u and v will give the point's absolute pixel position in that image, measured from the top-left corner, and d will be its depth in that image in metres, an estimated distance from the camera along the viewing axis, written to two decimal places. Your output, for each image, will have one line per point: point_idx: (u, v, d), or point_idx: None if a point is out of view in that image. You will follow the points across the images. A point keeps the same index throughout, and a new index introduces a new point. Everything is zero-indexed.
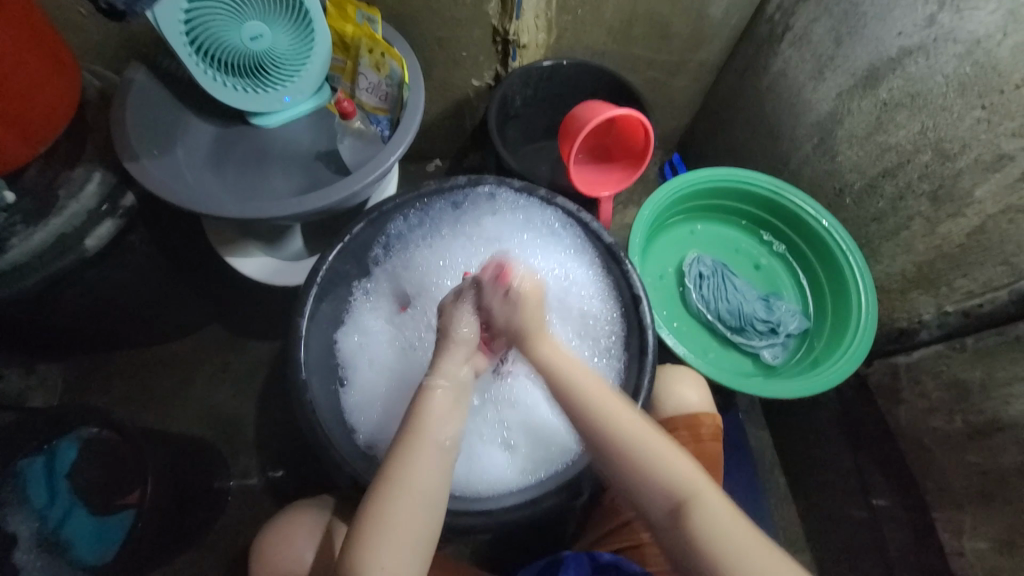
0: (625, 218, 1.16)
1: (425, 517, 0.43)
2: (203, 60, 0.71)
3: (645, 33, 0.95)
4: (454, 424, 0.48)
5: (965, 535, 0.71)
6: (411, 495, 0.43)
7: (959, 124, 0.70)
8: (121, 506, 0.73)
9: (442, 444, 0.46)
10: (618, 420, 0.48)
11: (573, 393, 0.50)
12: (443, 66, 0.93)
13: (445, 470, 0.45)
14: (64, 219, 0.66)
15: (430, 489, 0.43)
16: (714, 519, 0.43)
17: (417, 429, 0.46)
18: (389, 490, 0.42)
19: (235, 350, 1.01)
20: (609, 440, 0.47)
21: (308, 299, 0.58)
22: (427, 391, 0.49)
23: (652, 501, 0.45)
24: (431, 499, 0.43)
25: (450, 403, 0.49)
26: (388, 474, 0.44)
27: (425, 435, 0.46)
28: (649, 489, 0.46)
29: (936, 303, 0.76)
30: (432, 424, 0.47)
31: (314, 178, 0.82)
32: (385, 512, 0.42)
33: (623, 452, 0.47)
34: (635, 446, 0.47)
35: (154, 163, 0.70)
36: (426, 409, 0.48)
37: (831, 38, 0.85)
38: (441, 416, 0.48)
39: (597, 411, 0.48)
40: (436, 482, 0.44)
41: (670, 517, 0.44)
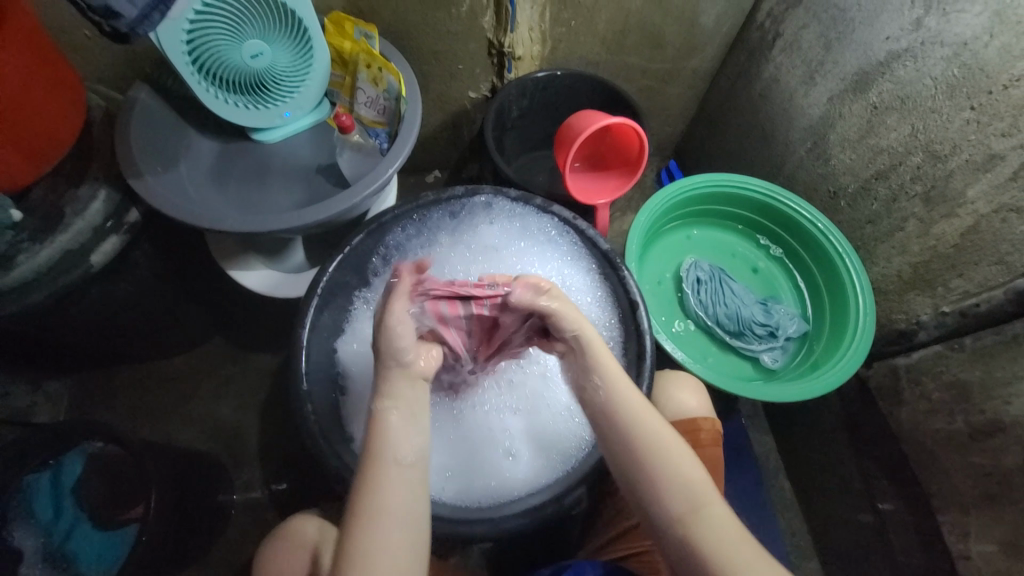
0: (622, 225, 1.16)
1: (399, 545, 0.42)
2: (206, 79, 0.72)
3: (638, 42, 0.96)
4: (417, 443, 0.46)
5: (972, 538, 0.70)
6: (386, 530, 0.42)
7: (949, 126, 0.70)
8: (121, 521, 0.75)
9: (400, 464, 0.44)
10: (638, 426, 0.49)
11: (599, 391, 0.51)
12: (440, 79, 0.95)
13: (415, 494, 0.44)
14: (70, 236, 0.67)
15: (406, 520, 0.43)
16: (720, 531, 0.45)
17: (382, 458, 0.45)
18: (363, 519, 0.42)
19: (238, 362, 1.02)
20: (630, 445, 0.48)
21: (309, 310, 0.60)
22: (381, 414, 0.46)
23: (661, 510, 0.46)
24: (409, 531, 0.43)
25: (408, 419, 0.47)
26: (359, 511, 0.43)
27: (390, 464, 0.44)
28: (659, 499, 0.47)
29: (933, 303, 0.76)
30: (388, 444, 0.45)
31: (314, 191, 0.83)
32: (364, 554, 0.41)
33: (640, 459, 0.48)
34: (652, 453, 0.48)
35: (158, 179, 0.72)
36: (381, 430, 0.46)
37: (820, 44, 0.86)
38: (400, 438, 0.45)
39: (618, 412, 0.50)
40: (409, 512, 0.43)
41: (676, 528, 0.46)
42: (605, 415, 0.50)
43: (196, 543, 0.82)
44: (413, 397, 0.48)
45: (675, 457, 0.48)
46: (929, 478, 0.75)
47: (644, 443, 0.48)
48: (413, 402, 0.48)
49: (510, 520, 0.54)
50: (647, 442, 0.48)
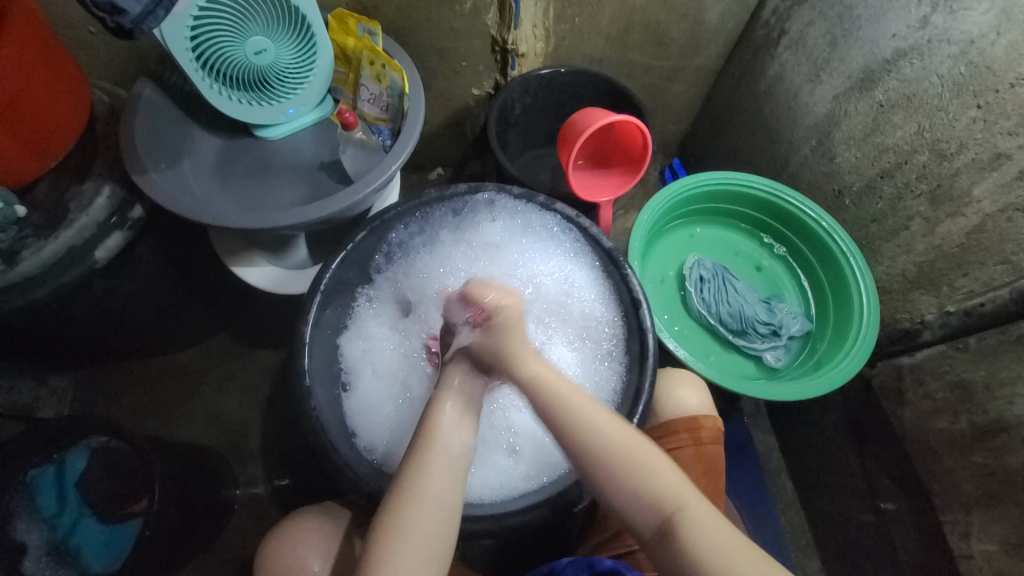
0: (626, 223, 1.16)
1: (438, 528, 0.44)
2: (209, 75, 0.73)
3: (642, 39, 0.96)
4: (466, 434, 0.50)
5: (973, 538, 0.70)
6: (424, 510, 0.44)
7: (955, 125, 0.70)
8: (129, 514, 0.75)
9: (452, 455, 0.48)
10: (599, 441, 0.47)
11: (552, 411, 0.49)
12: (444, 76, 0.94)
13: (458, 480, 0.47)
14: (75, 232, 0.67)
15: (444, 503, 0.45)
16: (700, 533, 0.44)
17: (430, 442, 0.48)
18: (405, 500, 0.44)
19: (242, 358, 1.02)
20: (593, 462, 0.47)
21: (312, 306, 0.60)
22: (438, 403, 0.51)
23: (637, 518, 0.46)
24: (444, 514, 0.45)
25: (461, 413, 0.51)
26: (402, 488, 0.45)
27: (437, 450, 0.47)
28: (636, 508, 0.46)
29: (938, 303, 0.76)
30: (440, 435, 0.48)
31: (317, 188, 0.83)
32: (399, 532, 0.43)
33: (606, 473, 0.47)
34: (619, 465, 0.47)
35: (162, 175, 0.72)
36: (435, 422, 0.49)
37: (826, 42, 0.85)
38: (451, 427, 0.49)
39: (574, 429, 0.48)
40: (450, 497, 0.46)
41: (656, 535, 0.45)
42: (562, 434, 0.49)
43: (199, 538, 0.82)
44: (467, 394, 0.52)
45: (642, 464, 0.47)
46: (932, 478, 0.75)
47: (610, 455, 0.47)
48: (468, 397, 0.53)
49: (512, 517, 0.55)
50: (609, 455, 0.47)
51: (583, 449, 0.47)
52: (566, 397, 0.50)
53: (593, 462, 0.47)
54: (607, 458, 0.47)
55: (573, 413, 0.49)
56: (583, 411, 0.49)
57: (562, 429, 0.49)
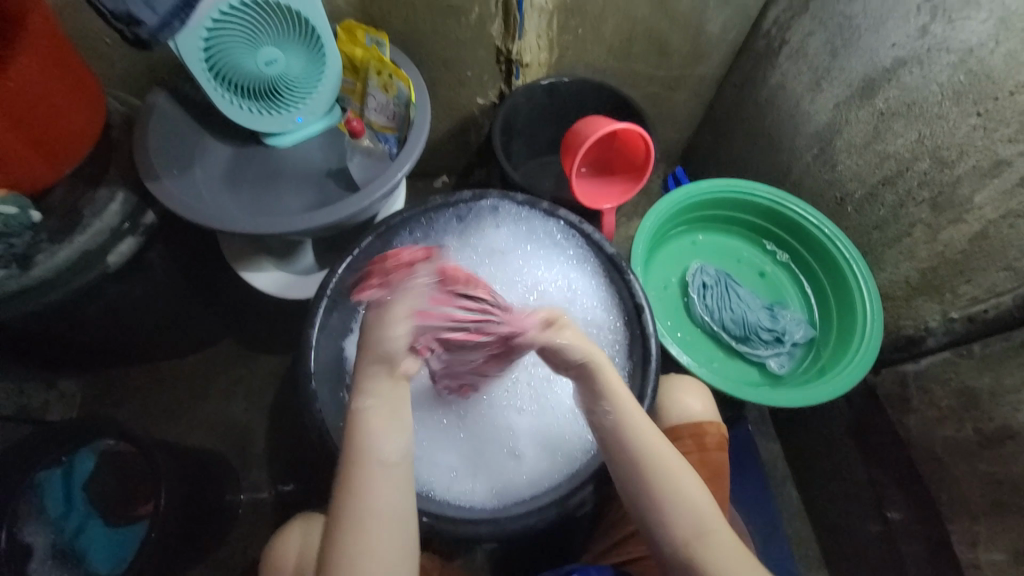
0: (629, 231, 1.17)
1: (391, 543, 0.44)
2: (222, 85, 0.75)
3: (645, 49, 0.97)
4: (398, 440, 0.46)
5: (981, 547, 0.69)
6: (371, 525, 0.43)
7: (956, 132, 0.70)
8: (134, 517, 0.76)
9: (385, 463, 0.45)
10: (650, 451, 0.51)
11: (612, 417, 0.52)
12: (449, 86, 0.96)
13: (400, 486, 0.45)
14: (88, 237, 0.69)
15: (388, 513, 0.44)
16: (723, 556, 0.47)
17: (361, 461, 0.45)
18: (350, 527, 0.43)
19: (247, 363, 1.03)
20: (639, 471, 0.50)
21: (319, 310, 0.62)
22: (357, 414, 0.45)
23: (664, 533, 0.49)
24: (396, 523, 0.44)
25: (380, 417, 0.46)
26: (347, 507, 0.44)
27: (370, 462, 0.45)
28: (666, 524, 0.49)
29: (942, 309, 0.76)
30: (370, 445, 0.45)
31: (325, 194, 0.84)
32: (349, 547, 0.43)
33: (647, 484, 0.50)
34: (661, 477, 0.49)
35: (174, 182, 0.74)
36: (361, 431, 0.45)
37: (827, 51, 0.86)
38: (377, 434, 0.45)
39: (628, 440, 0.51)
40: (392, 509, 0.44)
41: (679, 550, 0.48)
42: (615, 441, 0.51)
43: (204, 542, 0.83)
44: (384, 391, 0.46)
45: (682, 482, 0.50)
46: (938, 487, 0.74)
47: (655, 470, 0.50)
48: (386, 396, 0.46)
49: (514, 522, 0.56)
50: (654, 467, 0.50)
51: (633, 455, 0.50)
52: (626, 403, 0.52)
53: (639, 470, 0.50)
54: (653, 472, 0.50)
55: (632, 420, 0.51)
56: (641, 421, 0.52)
57: (618, 432, 0.51)
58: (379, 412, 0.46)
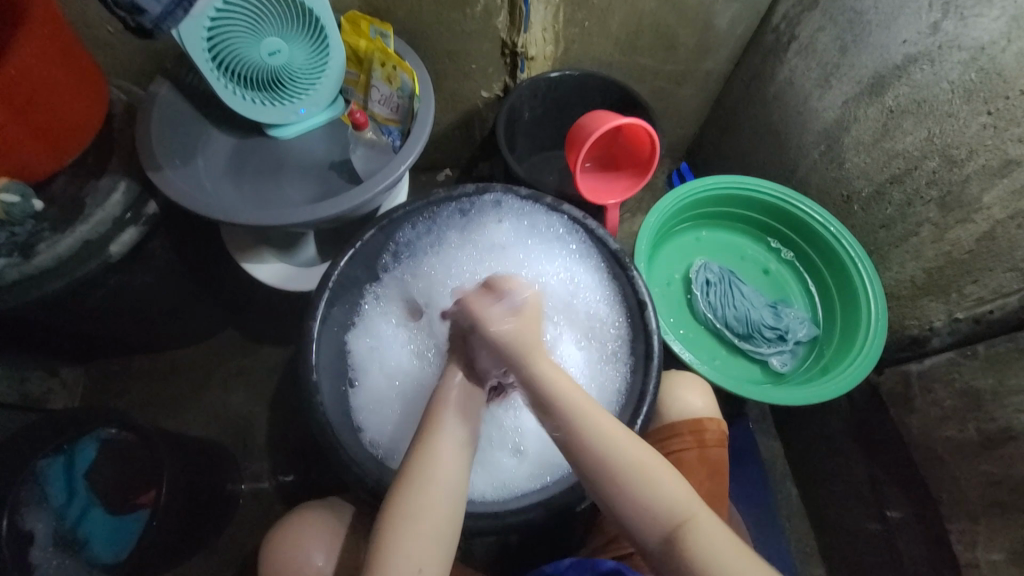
0: (632, 227, 1.17)
1: (446, 515, 0.45)
2: (225, 75, 0.74)
3: (652, 43, 0.96)
4: (470, 423, 0.51)
5: (979, 548, 0.69)
6: (432, 493, 0.45)
7: (965, 131, 0.70)
8: (135, 505, 0.78)
9: (458, 444, 0.48)
10: (604, 443, 0.46)
11: (564, 419, 0.48)
12: (453, 78, 0.95)
13: (463, 465, 0.48)
14: (90, 226, 0.69)
15: (453, 485, 0.46)
16: (710, 543, 0.42)
17: (432, 432, 0.48)
18: (410, 487, 0.45)
19: (250, 354, 1.03)
20: (598, 466, 0.46)
21: (320, 303, 0.61)
22: (442, 392, 0.52)
23: (646, 528, 0.44)
24: (452, 501, 0.46)
25: (460, 403, 0.51)
26: (409, 473, 0.46)
27: (444, 437, 0.48)
28: (643, 519, 0.44)
29: (947, 310, 0.75)
30: (445, 424, 0.49)
31: (327, 186, 0.84)
32: (408, 508, 0.44)
33: (611, 478, 0.45)
34: (624, 466, 0.45)
35: (176, 172, 0.74)
36: (440, 410, 0.50)
37: (836, 47, 0.85)
38: (454, 412, 0.50)
39: (585, 440, 0.46)
40: (454, 485, 0.46)
41: (663, 545, 0.44)
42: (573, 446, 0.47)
43: (204, 532, 0.83)
44: (464, 382, 0.53)
45: (649, 470, 0.45)
46: (938, 487, 0.74)
47: (619, 464, 0.45)
48: (465, 389, 0.53)
49: (513, 515, 0.55)
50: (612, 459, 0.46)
51: (586, 453, 0.46)
52: (572, 396, 0.48)
53: (596, 466, 0.46)
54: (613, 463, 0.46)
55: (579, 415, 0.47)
56: (596, 412, 0.48)
57: (567, 430, 0.47)
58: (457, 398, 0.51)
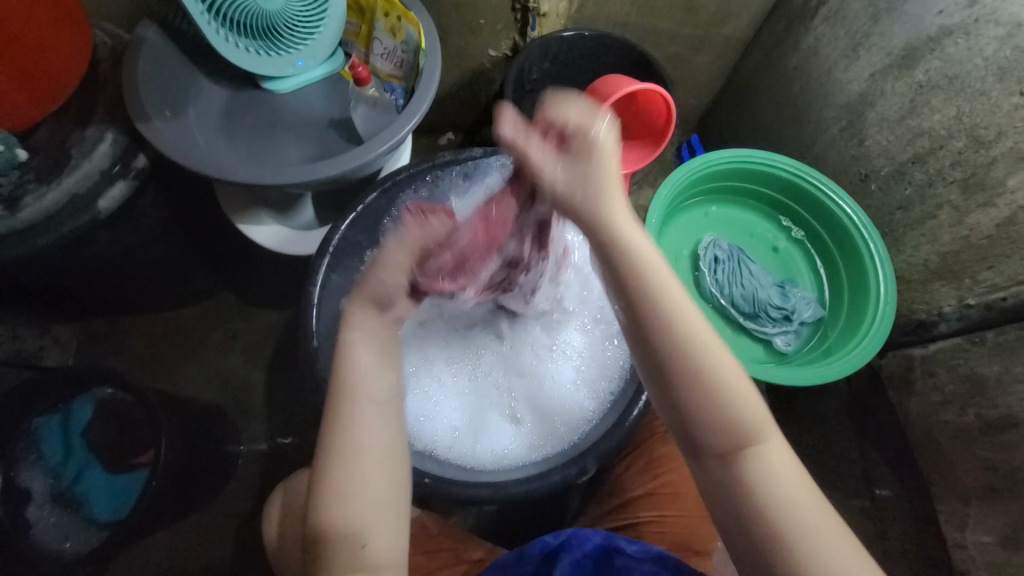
0: (639, 199, 1.14)
1: (382, 479, 0.41)
2: (216, 20, 0.69)
3: (671, 4, 0.91)
4: (390, 375, 0.43)
5: (968, 528, 0.71)
6: (355, 462, 0.40)
7: (996, 111, 0.67)
8: (134, 464, 0.77)
9: (378, 401, 0.42)
10: (687, 337, 0.40)
11: (641, 290, 0.40)
12: (461, 34, 0.90)
13: (389, 428, 0.42)
14: (77, 179, 0.65)
15: (381, 453, 0.41)
16: (773, 469, 0.39)
17: (345, 399, 0.41)
18: (337, 464, 0.40)
19: (246, 317, 1.01)
20: (679, 365, 0.40)
21: (320, 268, 0.59)
22: (344, 348, 0.42)
23: (710, 435, 0.40)
24: (385, 463, 0.41)
25: (373, 351, 0.43)
26: (335, 444, 0.40)
27: (360, 400, 0.41)
28: (710, 429, 0.40)
29: (958, 295, 0.74)
30: (360, 381, 0.42)
31: (326, 146, 0.80)
32: (343, 484, 0.39)
33: (686, 372, 0.40)
34: (708, 372, 0.39)
35: (166, 124, 0.69)
36: (348, 368, 0.42)
37: (867, 15, 0.81)
38: (364, 372, 0.42)
39: (664, 322, 0.40)
40: (378, 445, 0.41)
41: (720, 461, 0.40)
42: (647, 326, 0.40)
43: (203, 490, 0.84)
44: (378, 329, 0.44)
45: (724, 376, 0.40)
46: (931, 468, 0.76)
47: (693, 360, 0.39)
48: (377, 332, 0.44)
49: (516, 485, 0.55)
50: (694, 361, 0.40)
51: (665, 353, 0.40)
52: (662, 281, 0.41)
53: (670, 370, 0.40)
54: (694, 368, 0.39)
55: (670, 313, 0.40)
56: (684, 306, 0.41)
57: (644, 322, 0.40)
58: (365, 348, 0.43)
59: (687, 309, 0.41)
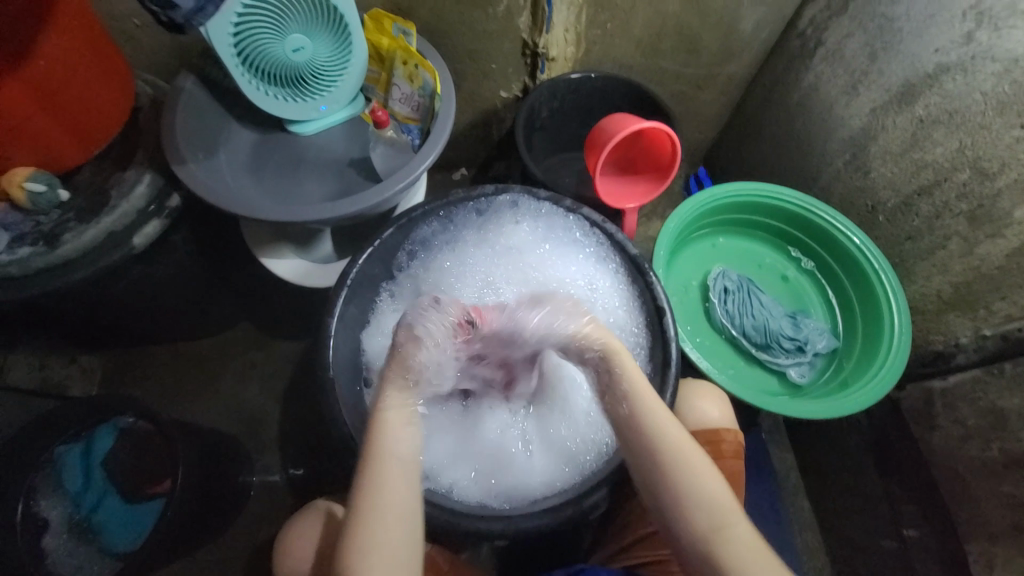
0: (648, 231, 1.17)
1: (401, 529, 0.47)
2: (249, 71, 0.74)
3: (674, 47, 0.95)
4: (410, 440, 0.51)
5: (998, 569, 0.68)
6: (382, 510, 0.47)
7: (998, 143, 0.68)
8: (151, 494, 0.79)
9: (396, 456, 0.49)
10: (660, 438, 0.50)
11: (626, 395, 0.52)
12: (473, 78, 0.95)
13: (405, 482, 0.49)
14: (115, 218, 0.69)
15: (401, 511, 0.47)
16: (744, 550, 0.45)
17: (372, 452, 0.49)
18: (365, 503, 0.47)
19: (264, 347, 1.04)
20: (654, 458, 0.49)
21: (338, 300, 0.61)
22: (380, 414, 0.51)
23: (687, 521, 0.47)
24: (406, 518, 0.47)
25: (401, 414, 0.52)
26: (362, 484, 0.48)
27: (386, 456, 0.49)
28: (684, 512, 0.47)
29: (973, 326, 0.74)
30: (388, 439, 0.50)
31: (346, 184, 0.85)
32: (369, 518, 0.46)
33: (659, 466, 0.49)
34: (675, 465, 0.49)
35: (199, 166, 0.74)
36: (383, 427, 0.51)
37: (865, 54, 0.84)
38: (396, 430, 0.51)
39: (644, 425, 0.50)
40: (404, 501, 0.48)
41: (699, 542, 0.47)
42: (632, 427, 0.51)
43: (215, 522, 0.84)
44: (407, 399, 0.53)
45: (695, 467, 0.49)
46: (958, 506, 0.73)
47: (668, 454, 0.49)
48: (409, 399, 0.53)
49: (527, 521, 0.54)
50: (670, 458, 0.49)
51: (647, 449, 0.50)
52: (643, 392, 0.52)
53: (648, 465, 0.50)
54: (664, 455, 0.49)
55: (643, 412, 0.51)
56: (654, 404, 0.51)
57: (631, 422, 0.51)
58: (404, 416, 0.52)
59: (659, 411, 0.51)
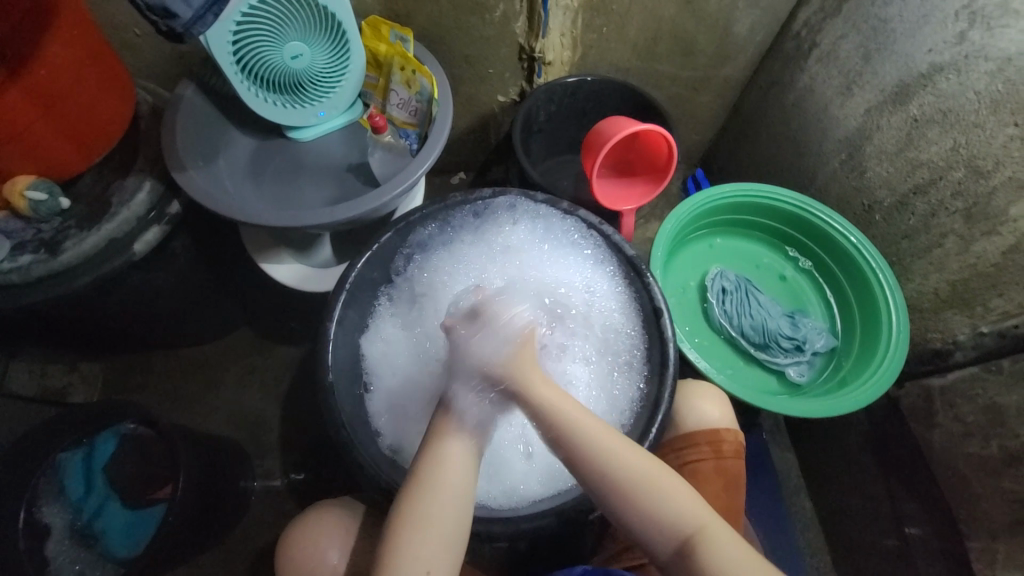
0: (646, 232, 1.17)
1: (453, 525, 0.47)
2: (248, 79, 0.75)
3: (669, 50, 0.96)
4: (474, 439, 0.52)
5: (999, 566, 0.68)
6: (436, 504, 0.47)
7: (992, 142, 0.68)
8: (153, 500, 0.79)
9: (462, 453, 0.51)
10: (615, 468, 0.48)
11: (570, 434, 0.49)
12: (471, 83, 0.96)
13: (465, 480, 0.50)
14: (116, 225, 0.70)
15: (456, 505, 0.48)
16: (721, 554, 0.45)
17: (434, 447, 0.51)
18: (419, 498, 0.47)
19: (264, 352, 1.04)
20: (613, 490, 0.47)
21: (337, 305, 0.61)
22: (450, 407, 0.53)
23: (661, 536, 0.47)
24: (457, 516, 0.48)
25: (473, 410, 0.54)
26: (421, 478, 0.49)
27: (450, 452, 0.50)
28: (658, 529, 0.47)
29: (971, 323, 0.74)
30: (453, 435, 0.51)
31: (345, 189, 0.85)
32: (422, 512, 0.47)
33: (618, 494, 0.47)
34: (634, 492, 0.47)
35: (199, 173, 0.74)
36: (451, 423, 0.52)
37: (859, 55, 0.84)
38: (460, 428, 0.52)
39: (594, 459, 0.48)
40: (461, 499, 0.48)
41: (676, 552, 0.46)
42: (580, 465, 0.49)
43: (217, 527, 0.84)
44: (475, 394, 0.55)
45: (658, 488, 0.47)
46: (959, 504, 0.73)
47: (624, 483, 0.47)
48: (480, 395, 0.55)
49: (527, 521, 0.55)
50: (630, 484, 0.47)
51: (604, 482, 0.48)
52: (586, 425, 0.50)
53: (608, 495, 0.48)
54: (625, 482, 0.47)
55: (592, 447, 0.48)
56: (604, 437, 0.49)
57: (579, 458, 0.49)
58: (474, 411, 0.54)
59: (610, 441, 0.49)
